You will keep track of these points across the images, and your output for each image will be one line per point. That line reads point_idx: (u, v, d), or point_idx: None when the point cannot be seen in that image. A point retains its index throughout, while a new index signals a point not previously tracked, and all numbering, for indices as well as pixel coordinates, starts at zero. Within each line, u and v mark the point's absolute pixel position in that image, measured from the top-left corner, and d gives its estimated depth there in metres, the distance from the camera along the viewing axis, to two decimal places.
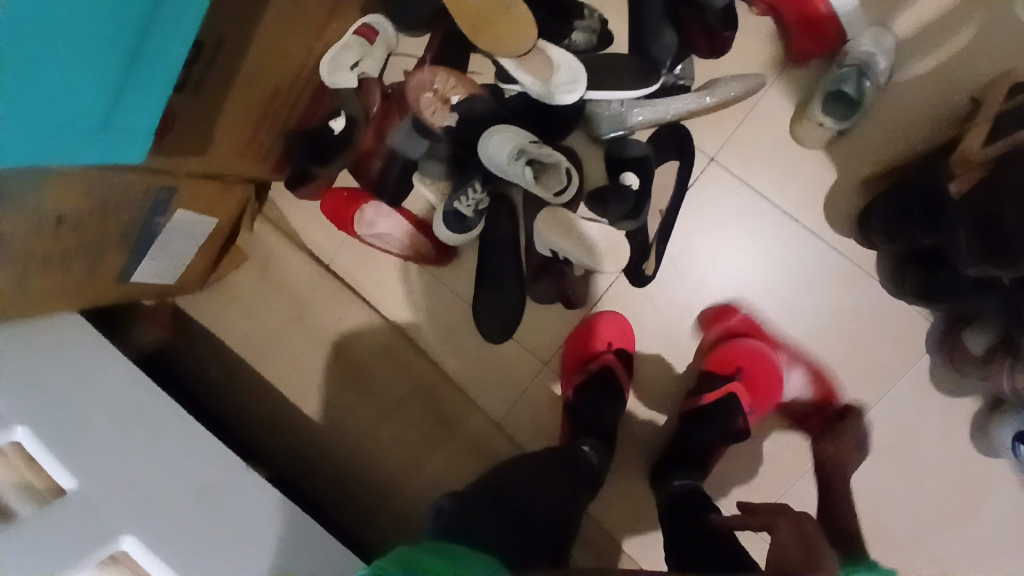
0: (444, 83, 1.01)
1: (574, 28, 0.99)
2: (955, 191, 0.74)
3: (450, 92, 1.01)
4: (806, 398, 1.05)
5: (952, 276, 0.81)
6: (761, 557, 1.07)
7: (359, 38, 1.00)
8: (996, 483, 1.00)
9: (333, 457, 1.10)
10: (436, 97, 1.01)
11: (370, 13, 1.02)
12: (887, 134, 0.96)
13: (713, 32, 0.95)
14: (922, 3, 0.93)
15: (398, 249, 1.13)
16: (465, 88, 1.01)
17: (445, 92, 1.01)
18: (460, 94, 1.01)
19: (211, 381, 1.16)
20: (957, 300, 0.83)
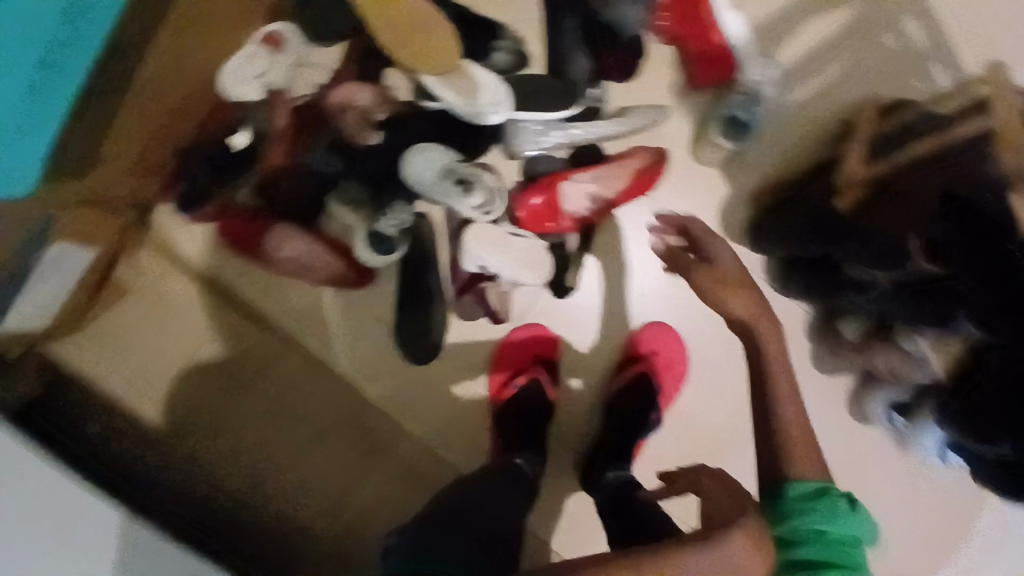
0: (370, 100, 0.98)
1: (495, 48, 1.00)
2: (840, 205, 0.85)
3: (377, 109, 0.98)
4: (712, 389, 1.16)
5: (836, 278, 0.93)
6: (690, 520, 1.12)
7: (262, 48, 0.95)
8: (867, 444, 1.19)
9: (255, 499, 0.99)
10: (360, 114, 0.97)
11: (276, 22, 0.97)
12: (774, 152, 1.09)
13: (626, 57, 1.02)
14: (797, 39, 1.08)
15: (309, 272, 1.05)
16: (389, 105, 0.99)
17: (371, 109, 0.98)
18: (386, 112, 0.98)
19: (91, 434, 0.95)
20: (840, 295, 0.94)
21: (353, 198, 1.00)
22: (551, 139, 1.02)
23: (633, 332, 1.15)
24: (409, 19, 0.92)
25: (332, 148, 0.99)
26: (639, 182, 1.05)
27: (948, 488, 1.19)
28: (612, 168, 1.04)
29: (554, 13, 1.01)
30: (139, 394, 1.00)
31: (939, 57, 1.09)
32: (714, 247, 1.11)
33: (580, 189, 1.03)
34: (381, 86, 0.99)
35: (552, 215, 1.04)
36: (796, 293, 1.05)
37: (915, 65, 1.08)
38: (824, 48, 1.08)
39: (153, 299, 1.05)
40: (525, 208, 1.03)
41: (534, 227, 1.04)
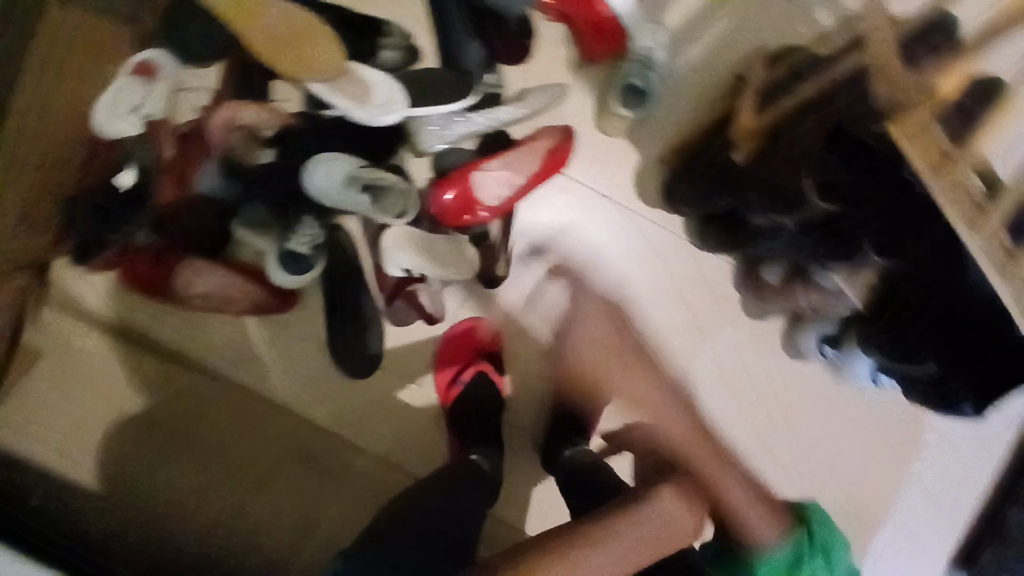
0: (255, 116, 0.94)
1: (380, 46, 0.97)
2: (738, 158, 0.87)
3: (264, 125, 0.94)
4: (653, 352, 1.19)
5: (746, 228, 0.96)
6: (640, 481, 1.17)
7: (133, 78, 0.91)
8: (808, 380, 1.23)
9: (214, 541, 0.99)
10: (246, 133, 0.94)
11: (149, 48, 0.93)
12: (676, 113, 1.11)
13: (512, 37, 1.03)
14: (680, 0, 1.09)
15: (228, 303, 1.01)
16: (280, 121, 0.95)
17: (257, 126, 0.94)
18: (274, 126, 0.95)
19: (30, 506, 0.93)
20: (754, 243, 0.97)
21: (258, 220, 0.96)
22: (455, 129, 1.01)
23: (568, 310, 1.15)
24: (284, 29, 0.88)
25: (222, 172, 0.93)
26: (552, 160, 1.04)
27: (890, 408, 1.25)
28: (521, 154, 1.02)
29: (435, 5, 0.99)
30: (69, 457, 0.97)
31: None
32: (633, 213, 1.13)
33: (491, 177, 1.02)
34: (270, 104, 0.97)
35: (467, 210, 1.02)
36: (717, 247, 1.08)
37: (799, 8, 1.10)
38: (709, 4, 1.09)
39: (65, 358, 1.00)
40: (439, 205, 1.01)
41: (452, 222, 1.02)
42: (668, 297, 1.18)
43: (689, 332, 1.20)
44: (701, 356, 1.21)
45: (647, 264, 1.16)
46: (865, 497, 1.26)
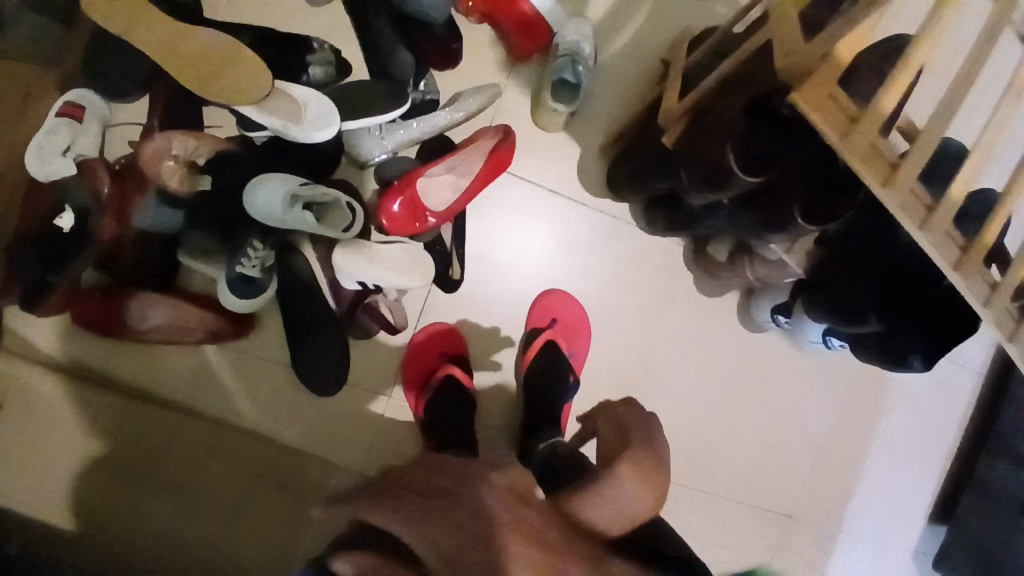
0: (185, 146, 0.93)
1: (308, 63, 0.97)
2: (668, 141, 0.89)
3: (195, 154, 0.94)
4: (616, 339, 1.21)
5: (687, 208, 0.98)
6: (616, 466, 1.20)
7: (63, 119, 0.89)
8: (769, 350, 1.27)
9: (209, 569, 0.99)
10: (179, 162, 0.93)
11: (76, 89, 0.92)
12: (609, 103, 1.13)
13: (443, 46, 1.03)
14: None
15: (185, 333, 1.01)
16: (211, 147, 0.95)
17: (189, 155, 0.93)
18: (206, 153, 0.94)
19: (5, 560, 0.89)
20: (697, 223, 0.99)
21: (204, 249, 0.96)
22: (395, 139, 1.02)
23: (530, 305, 1.16)
24: (202, 50, 0.86)
25: (162, 202, 0.93)
26: (495, 158, 1.04)
27: (847, 369, 1.31)
28: (467, 159, 1.04)
29: (360, 18, 1.00)
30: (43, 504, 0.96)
31: None
32: (583, 205, 1.16)
33: (437, 182, 1.04)
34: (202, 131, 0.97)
35: (416, 217, 1.01)
36: (664, 231, 1.10)
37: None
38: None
39: (25, 407, 0.97)
40: (386, 215, 1.00)
41: (401, 231, 1.02)
42: (626, 283, 1.20)
43: (650, 314, 1.22)
44: (665, 336, 1.22)
45: (601, 254, 1.18)
46: (838, 458, 1.31)
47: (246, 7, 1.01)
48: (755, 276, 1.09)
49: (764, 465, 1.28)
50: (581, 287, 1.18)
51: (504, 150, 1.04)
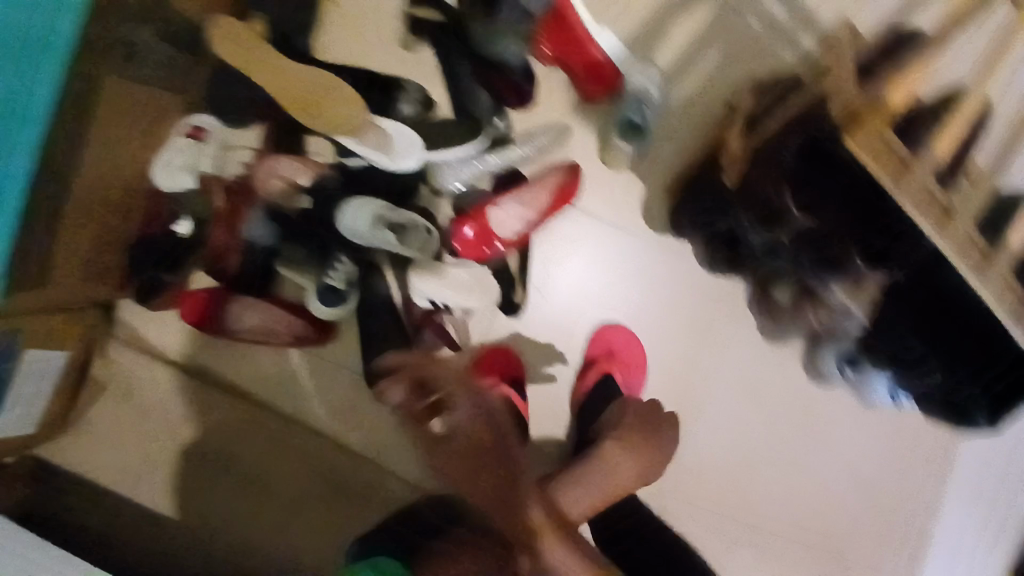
0: (291, 168, 1.04)
1: (399, 101, 1.09)
2: (728, 182, 0.93)
3: (298, 176, 1.04)
4: (670, 373, 1.23)
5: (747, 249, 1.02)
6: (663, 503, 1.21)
7: (189, 140, 1.04)
8: (829, 398, 1.25)
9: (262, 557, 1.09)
10: (286, 183, 1.04)
11: (197, 113, 1.06)
12: (674, 145, 1.19)
13: (518, 86, 1.12)
14: (672, 40, 1.18)
15: (273, 336, 1.11)
16: (313, 169, 1.05)
17: (292, 176, 1.03)
18: (308, 175, 1.04)
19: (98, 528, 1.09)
20: (758, 262, 1.02)
21: (299, 261, 1.07)
22: (471, 168, 1.10)
23: (589, 334, 1.21)
24: (306, 88, 0.97)
25: (268, 217, 1.04)
26: (562, 192, 1.12)
27: (911, 427, 1.26)
28: (534, 193, 1.11)
29: (446, 61, 1.11)
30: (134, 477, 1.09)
31: (806, 27, 1.18)
32: (646, 242, 1.21)
33: (505, 212, 1.09)
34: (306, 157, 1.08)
35: (486, 244, 1.10)
36: (724, 269, 1.14)
37: (786, 40, 1.18)
38: (699, 41, 1.18)
39: (127, 392, 1.12)
40: (459, 239, 1.09)
41: (473, 254, 1.11)
42: (686, 319, 1.23)
43: (708, 352, 1.24)
44: (722, 374, 1.24)
45: (658, 290, 1.22)
46: (900, 515, 1.26)
47: (349, 54, 1.16)
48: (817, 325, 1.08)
49: (820, 514, 1.25)
50: (639, 321, 1.22)
51: (572, 183, 1.13)
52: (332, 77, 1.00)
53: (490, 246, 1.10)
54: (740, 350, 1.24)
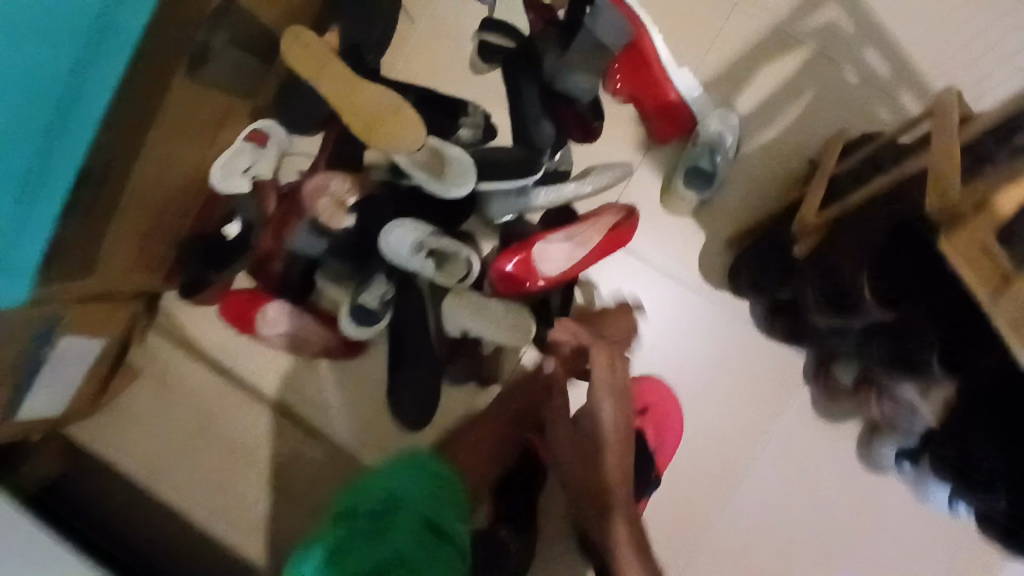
0: (340, 186, 1.03)
1: (460, 125, 1.06)
2: (799, 251, 0.84)
3: (346, 194, 1.03)
4: (709, 437, 1.15)
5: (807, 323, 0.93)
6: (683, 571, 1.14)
7: (250, 144, 1.03)
8: (882, 488, 1.14)
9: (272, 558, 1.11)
10: (334, 201, 1.02)
11: (263, 117, 1.05)
12: (744, 196, 1.11)
13: (584, 121, 1.08)
14: (758, 84, 1.10)
15: (307, 343, 1.12)
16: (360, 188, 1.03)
17: (341, 195, 1.03)
18: (356, 195, 1.02)
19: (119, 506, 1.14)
20: (817, 339, 0.93)
21: (337, 276, 1.07)
22: (522, 202, 1.06)
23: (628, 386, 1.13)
24: (371, 104, 0.97)
25: (313, 232, 1.02)
26: (613, 234, 1.07)
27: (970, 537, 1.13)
28: (588, 232, 1.07)
29: (513, 88, 1.08)
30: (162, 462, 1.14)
31: (909, 84, 1.09)
32: (701, 296, 1.14)
33: (557, 248, 1.06)
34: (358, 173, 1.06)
35: (527, 279, 1.06)
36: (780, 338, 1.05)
37: (884, 96, 1.10)
38: (788, 87, 1.10)
39: (164, 380, 1.17)
40: (499, 272, 1.05)
41: (512, 287, 1.07)
42: (734, 383, 1.15)
43: (754, 421, 1.15)
44: (768, 447, 1.15)
45: (709, 348, 1.15)
46: None
47: (415, 70, 1.13)
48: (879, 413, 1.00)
49: None
50: (683, 378, 1.15)
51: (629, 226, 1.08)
52: (399, 97, 0.99)
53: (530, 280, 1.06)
54: (790, 423, 1.15)
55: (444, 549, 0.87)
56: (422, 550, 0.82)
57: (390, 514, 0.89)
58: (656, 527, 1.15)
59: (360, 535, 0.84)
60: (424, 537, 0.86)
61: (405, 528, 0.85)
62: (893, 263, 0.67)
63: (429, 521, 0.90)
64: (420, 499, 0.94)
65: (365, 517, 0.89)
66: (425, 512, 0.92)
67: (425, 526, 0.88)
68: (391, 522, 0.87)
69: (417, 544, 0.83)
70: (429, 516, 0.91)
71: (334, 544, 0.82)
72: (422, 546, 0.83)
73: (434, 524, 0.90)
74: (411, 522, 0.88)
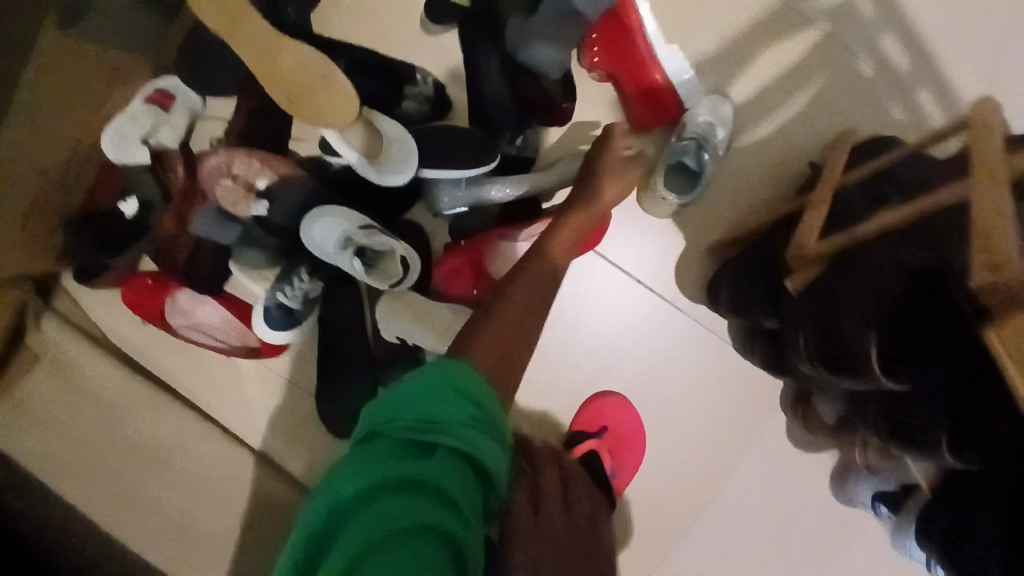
0: (246, 168, 0.86)
1: (403, 96, 0.90)
2: (793, 287, 0.70)
3: (255, 177, 0.86)
4: (675, 464, 1.03)
5: (785, 361, 0.80)
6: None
7: (150, 107, 0.91)
8: (860, 527, 1.04)
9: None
10: (238, 184, 0.85)
11: (167, 76, 0.93)
12: (729, 197, 1.00)
13: (553, 102, 0.92)
14: (752, 72, 0.99)
15: (221, 340, 0.98)
16: (273, 170, 0.86)
17: (247, 177, 0.85)
18: (267, 178, 0.85)
19: None
20: (797, 374, 0.80)
21: (254, 268, 0.91)
22: (473, 194, 0.91)
23: (584, 403, 1.01)
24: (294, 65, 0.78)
25: (220, 217, 0.87)
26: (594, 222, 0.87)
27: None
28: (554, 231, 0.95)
29: (468, 53, 0.91)
30: (48, 473, 0.93)
31: (926, 82, 1.00)
32: (674, 308, 1.01)
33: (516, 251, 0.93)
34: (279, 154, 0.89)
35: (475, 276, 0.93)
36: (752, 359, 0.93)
37: (897, 93, 1.00)
38: (790, 78, 1.00)
39: (63, 371, 0.98)
40: (444, 266, 0.93)
41: (458, 285, 0.93)
42: (703, 405, 1.03)
43: (724, 449, 1.03)
44: (737, 475, 1.03)
45: (680, 366, 1.02)
46: None
47: (357, 28, 0.96)
48: (861, 455, 0.90)
49: None
50: (649, 398, 1.03)
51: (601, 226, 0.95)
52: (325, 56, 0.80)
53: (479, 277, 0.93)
54: (766, 451, 1.03)
55: (488, 439, 0.51)
56: (455, 490, 0.48)
57: (414, 400, 0.51)
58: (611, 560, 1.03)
59: (375, 465, 0.48)
60: (463, 465, 0.50)
61: (448, 451, 0.49)
62: (908, 305, 0.56)
63: (479, 423, 0.52)
64: (462, 376, 0.53)
65: (383, 431, 0.50)
66: (481, 420, 0.52)
67: (473, 441, 0.50)
68: (429, 434, 0.49)
69: (457, 477, 0.48)
70: (480, 448, 0.50)
71: (336, 483, 0.48)
72: (459, 471, 0.49)
73: (481, 412, 0.53)
74: (457, 435, 0.50)
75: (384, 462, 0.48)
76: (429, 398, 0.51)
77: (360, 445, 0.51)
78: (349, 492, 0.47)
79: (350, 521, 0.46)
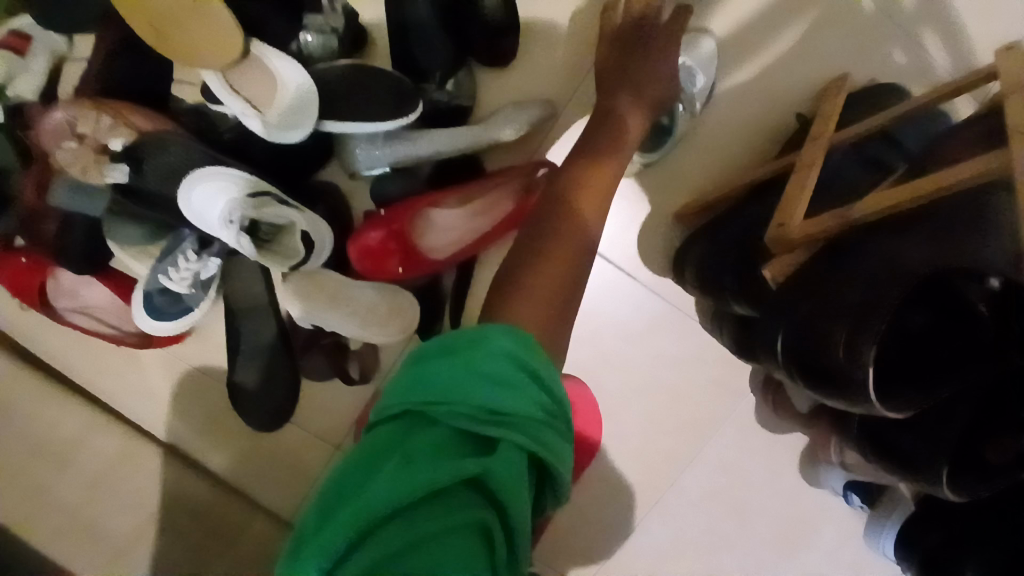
0: (95, 123, 0.70)
1: (302, 28, 0.73)
2: (772, 278, 0.56)
3: (108, 136, 0.70)
4: (635, 453, 0.93)
5: (749, 350, 0.68)
6: None
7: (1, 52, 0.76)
8: (833, 518, 0.95)
9: None
10: (86, 145, 0.70)
11: (24, 16, 0.78)
12: (702, 153, 0.85)
13: (492, 37, 0.76)
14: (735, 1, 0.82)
15: (113, 326, 0.84)
16: (132, 127, 0.70)
17: (98, 136, 0.70)
18: (125, 136, 0.69)
19: None
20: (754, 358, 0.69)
21: (127, 245, 0.77)
22: (395, 155, 0.76)
23: None
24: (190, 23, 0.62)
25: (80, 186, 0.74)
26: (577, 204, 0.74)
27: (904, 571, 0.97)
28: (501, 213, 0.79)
29: None
30: None
31: (933, 22, 0.84)
32: (633, 281, 0.88)
33: (448, 219, 0.78)
34: (144, 107, 0.74)
35: (399, 254, 0.78)
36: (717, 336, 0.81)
37: (899, 33, 0.84)
38: (778, 10, 0.83)
39: None
40: (358, 243, 0.76)
41: (380, 263, 0.78)
42: (666, 389, 0.91)
43: (690, 435, 0.93)
44: (706, 463, 0.93)
45: (643, 346, 0.90)
46: None
47: None
48: (837, 450, 0.81)
49: None
50: (606, 381, 0.91)
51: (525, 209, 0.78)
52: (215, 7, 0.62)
53: (405, 254, 0.78)
54: (738, 438, 0.93)
55: (557, 437, 0.44)
56: (518, 494, 0.40)
57: (480, 383, 0.43)
58: (557, 548, 0.94)
59: (429, 461, 0.40)
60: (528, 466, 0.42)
61: (513, 448, 0.41)
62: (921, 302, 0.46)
63: (549, 417, 0.44)
64: (536, 358, 0.46)
65: (438, 416, 0.43)
66: (551, 414, 0.45)
67: (541, 439, 0.43)
68: (494, 428, 0.42)
69: (521, 479, 0.41)
70: (548, 447, 0.43)
71: (383, 480, 0.40)
72: (524, 473, 0.41)
73: (551, 404, 0.45)
74: (524, 430, 0.42)
75: (441, 460, 0.40)
76: (497, 382, 0.43)
77: (414, 429, 0.43)
78: (394, 491, 0.39)
79: (394, 523, 0.39)
